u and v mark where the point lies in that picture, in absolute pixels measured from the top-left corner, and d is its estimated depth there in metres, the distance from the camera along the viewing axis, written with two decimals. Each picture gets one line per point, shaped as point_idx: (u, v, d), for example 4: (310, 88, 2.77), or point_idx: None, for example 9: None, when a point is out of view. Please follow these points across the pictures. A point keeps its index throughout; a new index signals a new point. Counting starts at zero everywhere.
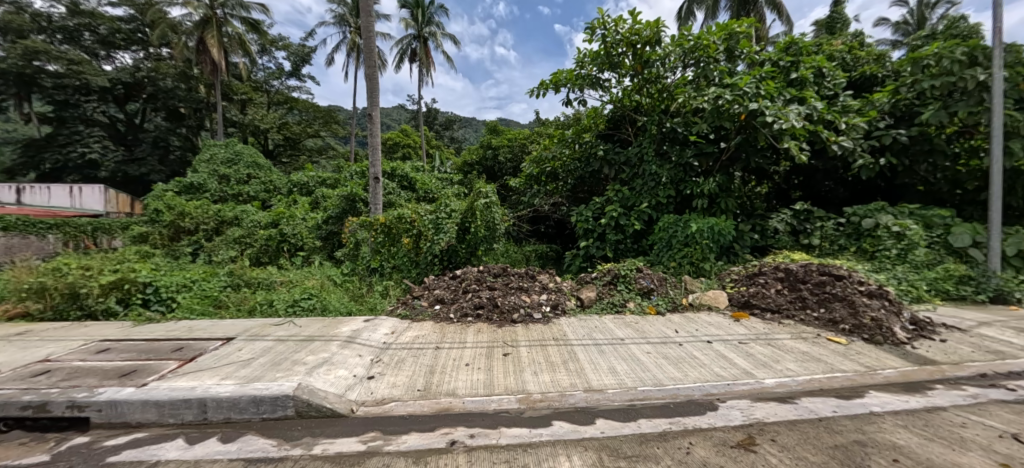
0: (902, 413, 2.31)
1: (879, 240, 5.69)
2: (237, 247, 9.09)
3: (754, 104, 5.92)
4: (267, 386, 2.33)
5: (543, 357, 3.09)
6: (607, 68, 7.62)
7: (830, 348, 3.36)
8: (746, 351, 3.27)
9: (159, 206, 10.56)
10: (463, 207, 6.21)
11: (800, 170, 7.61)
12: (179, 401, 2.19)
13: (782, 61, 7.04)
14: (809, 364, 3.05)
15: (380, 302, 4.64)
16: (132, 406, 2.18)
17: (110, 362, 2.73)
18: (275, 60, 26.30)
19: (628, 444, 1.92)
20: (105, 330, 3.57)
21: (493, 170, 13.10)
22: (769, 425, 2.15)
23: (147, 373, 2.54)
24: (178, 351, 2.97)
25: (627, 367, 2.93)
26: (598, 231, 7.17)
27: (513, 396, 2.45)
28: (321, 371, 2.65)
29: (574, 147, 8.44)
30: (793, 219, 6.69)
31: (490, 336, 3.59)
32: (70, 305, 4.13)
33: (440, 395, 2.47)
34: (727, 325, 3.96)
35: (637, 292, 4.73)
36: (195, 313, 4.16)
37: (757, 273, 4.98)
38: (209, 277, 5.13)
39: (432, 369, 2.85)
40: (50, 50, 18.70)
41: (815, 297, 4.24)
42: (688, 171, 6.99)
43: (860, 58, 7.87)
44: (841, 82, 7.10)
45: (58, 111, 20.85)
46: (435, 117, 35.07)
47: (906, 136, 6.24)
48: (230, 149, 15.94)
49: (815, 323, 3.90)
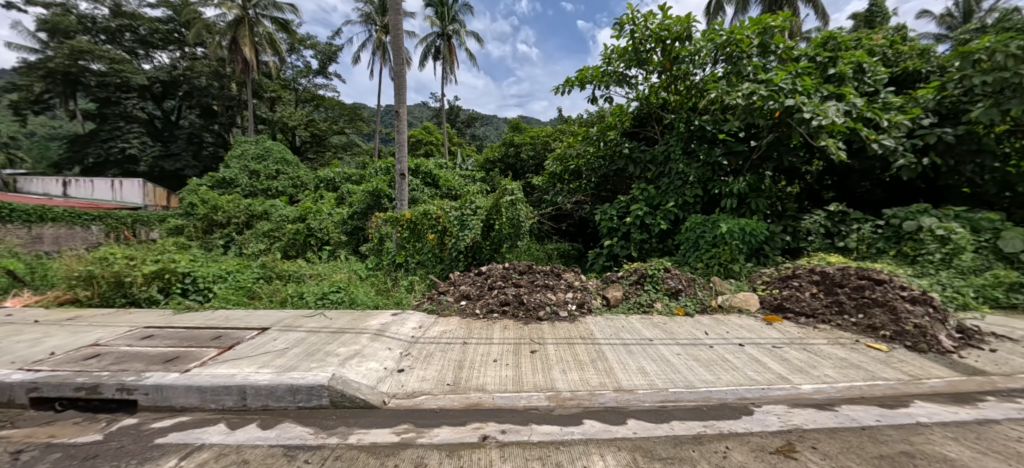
0: (952, 424, 2.19)
1: (921, 244, 5.42)
2: (267, 241, 9.47)
3: (790, 100, 5.75)
4: (302, 375, 2.39)
5: (571, 355, 3.07)
6: (635, 65, 7.52)
7: (870, 355, 3.21)
8: (780, 356, 3.15)
9: (194, 201, 11.30)
10: (489, 205, 6.19)
11: (834, 170, 7.36)
12: (220, 388, 2.27)
13: (819, 58, 6.89)
14: (847, 370, 2.92)
15: (406, 297, 4.72)
16: (175, 391, 2.27)
17: (154, 348, 2.85)
18: (303, 59, 26.99)
19: (663, 446, 1.89)
20: (148, 317, 3.71)
21: (515, 168, 13.06)
22: (809, 432, 2.07)
23: (190, 359, 2.64)
24: (217, 338, 3.07)
25: (657, 368, 2.87)
26: (623, 230, 7.10)
27: (542, 394, 2.44)
28: (353, 363, 2.69)
29: (599, 145, 8.39)
30: (827, 221, 6.46)
31: (516, 333, 3.58)
32: (115, 293, 4.30)
33: (470, 390, 2.48)
34: (760, 328, 3.82)
35: (665, 293, 4.63)
36: (231, 303, 4.31)
37: (791, 275, 4.80)
38: (243, 268, 5.33)
39: (460, 365, 2.86)
40: (94, 50, 19.71)
41: (852, 301, 4.05)
42: (717, 170, 6.85)
43: (902, 53, 7.55)
44: (882, 78, 6.81)
45: (101, 108, 21.99)
46: (458, 114, 35.40)
47: (952, 135, 5.93)
48: (260, 145, 16.50)
49: (852, 329, 3.74)
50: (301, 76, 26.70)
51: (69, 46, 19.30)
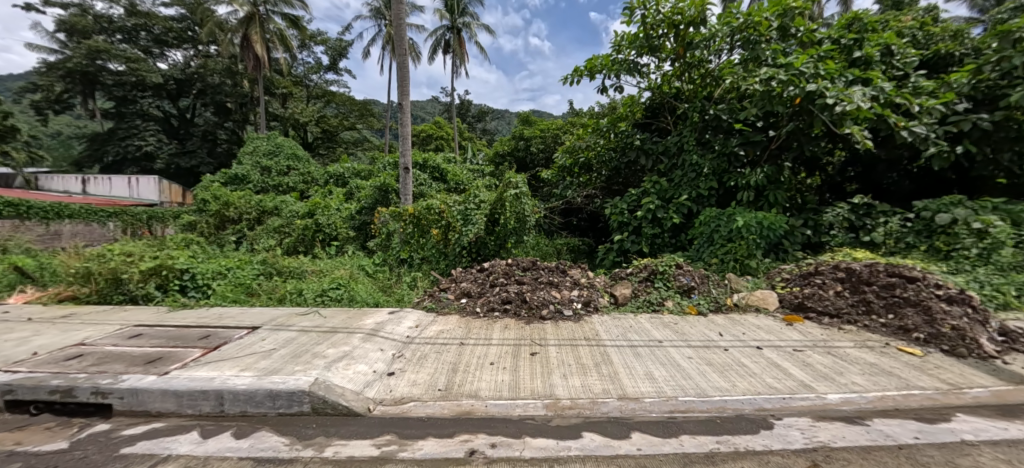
0: (1004, 444, 1.92)
1: (955, 238, 5.03)
2: (277, 237, 9.49)
3: (811, 85, 5.42)
4: (284, 379, 2.26)
5: (573, 359, 2.86)
6: (647, 52, 7.21)
7: (903, 360, 2.93)
8: (803, 361, 2.89)
9: (206, 197, 11.41)
10: (493, 198, 5.98)
11: (858, 160, 6.97)
12: (197, 393, 2.17)
13: (843, 40, 6.48)
14: (878, 378, 2.65)
15: (407, 294, 4.60)
16: (151, 395, 2.18)
17: (139, 348, 2.77)
18: (314, 55, 27.04)
19: (670, 465, 1.68)
20: (141, 315, 3.64)
21: (524, 162, 12.81)
22: (836, 451, 1.83)
23: (171, 360, 2.55)
24: (204, 338, 2.97)
25: (666, 373, 2.65)
26: (634, 224, 6.84)
27: (540, 401, 2.26)
28: (339, 366, 2.54)
29: (609, 137, 8.13)
30: (851, 214, 6.12)
31: (517, 333, 3.39)
32: (113, 290, 4.27)
33: (462, 396, 2.31)
34: (779, 329, 3.56)
35: (676, 291, 4.38)
36: (227, 301, 4.23)
37: (813, 272, 4.46)
38: (244, 265, 5.28)
39: (454, 368, 2.69)
40: (111, 49, 20.07)
41: (881, 300, 3.72)
42: (733, 161, 6.54)
43: (933, 35, 7.06)
44: (913, 60, 6.35)
45: (118, 107, 22.46)
46: (469, 109, 35.28)
47: (989, 121, 5.45)
48: (272, 141, 16.65)
49: (881, 331, 3.44)
50: (313, 72, 26.86)
51: (86, 46, 19.67)
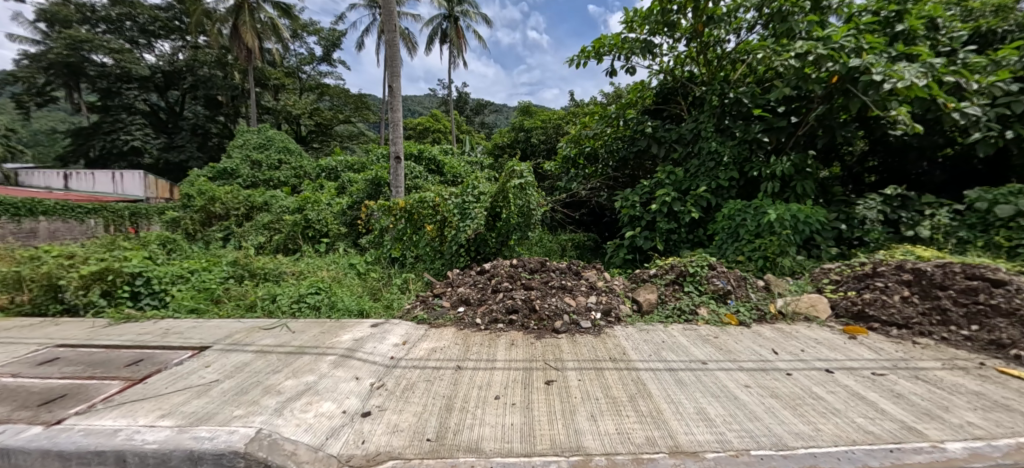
0: None
1: (1019, 231, 4.36)
2: (266, 233, 8.80)
3: (854, 60, 4.72)
4: (213, 434, 1.65)
5: (600, 390, 2.25)
6: (661, 31, 6.56)
7: (1014, 388, 2.30)
8: (890, 390, 2.29)
9: (190, 192, 10.72)
10: (494, 190, 5.32)
11: (890, 148, 6.35)
12: (90, 454, 1.56)
13: (882, 12, 5.78)
14: (997, 415, 2.03)
15: (398, 300, 4.00)
16: (28, 457, 1.57)
17: (43, 380, 2.15)
18: (307, 45, 26.18)
19: None
20: (72, 331, 3.02)
21: (526, 153, 12.19)
22: None
23: (78, 400, 1.94)
24: (134, 365, 2.36)
25: (724, 411, 2.04)
26: (647, 218, 6.22)
27: (565, 458, 1.64)
28: (297, 407, 1.93)
29: (618, 124, 7.52)
30: (886, 206, 5.51)
31: (526, 352, 2.78)
32: (51, 299, 3.66)
33: (457, 450, 1.70)
34: (843, 345, 2.95)
35: (710, 296, 3.77)
36: (183, 310, 3.61)
37: (871, 274, 3.83)
38: (212, 266, 4.64)
39: (449, 405, 2.08)
40: (92, 39, 19.10)
41: (961, 309, 3.11)
42: (756, 149, 5.91)
43: (973, 10, 6.25)
44: (961, 34, 5.67)
45: (104, 100, 21.67)
46: (468, 102, 34.68)
47: None
48: (263, 134, 15.94)
49: (967, 346, 2.85)
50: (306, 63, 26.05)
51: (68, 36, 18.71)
